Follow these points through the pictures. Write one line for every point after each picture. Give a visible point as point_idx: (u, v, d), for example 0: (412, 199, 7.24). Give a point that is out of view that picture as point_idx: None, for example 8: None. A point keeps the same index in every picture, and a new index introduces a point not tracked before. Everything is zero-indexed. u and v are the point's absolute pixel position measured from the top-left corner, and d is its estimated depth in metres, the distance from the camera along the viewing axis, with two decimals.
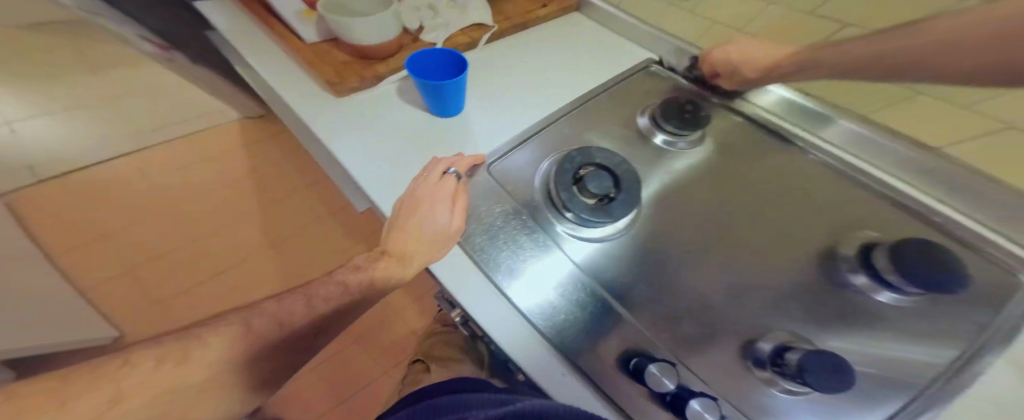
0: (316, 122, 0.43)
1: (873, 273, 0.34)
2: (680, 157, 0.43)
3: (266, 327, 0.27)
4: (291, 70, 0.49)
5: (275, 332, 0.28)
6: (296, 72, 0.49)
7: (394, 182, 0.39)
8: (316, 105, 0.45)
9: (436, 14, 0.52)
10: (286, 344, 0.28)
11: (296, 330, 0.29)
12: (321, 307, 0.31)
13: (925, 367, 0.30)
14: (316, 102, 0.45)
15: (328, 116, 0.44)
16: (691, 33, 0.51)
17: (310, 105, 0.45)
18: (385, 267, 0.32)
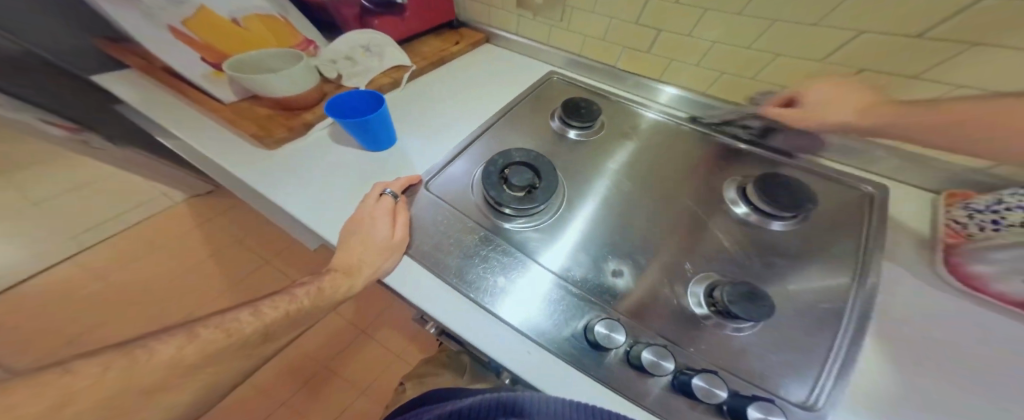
0: (250, 174, 0.45)
1: (757, 208, 0.41)
2: (589, 149, 0.50)
3: (212, 335, 0.28)
4: (221, 132, 0.51)
5: (223, 340, 0.28)
6: (224, 133, 0.51)
7: (327, 211, 0.42)
8: (247, 158, 0.47)
9: (355, 63, 0.57)
10: (231, 348, 0.28)
11: (238, 331, 0.30)
12: (270, 314, 0.32)
13: (790, 269, 0.37)
14: (246, 155, 0.48)
15: (261, 165, 0.46)
16: (576, 47, 0.60)
17: (243, 159, 0.47)
18: (336, 281, 0.35)
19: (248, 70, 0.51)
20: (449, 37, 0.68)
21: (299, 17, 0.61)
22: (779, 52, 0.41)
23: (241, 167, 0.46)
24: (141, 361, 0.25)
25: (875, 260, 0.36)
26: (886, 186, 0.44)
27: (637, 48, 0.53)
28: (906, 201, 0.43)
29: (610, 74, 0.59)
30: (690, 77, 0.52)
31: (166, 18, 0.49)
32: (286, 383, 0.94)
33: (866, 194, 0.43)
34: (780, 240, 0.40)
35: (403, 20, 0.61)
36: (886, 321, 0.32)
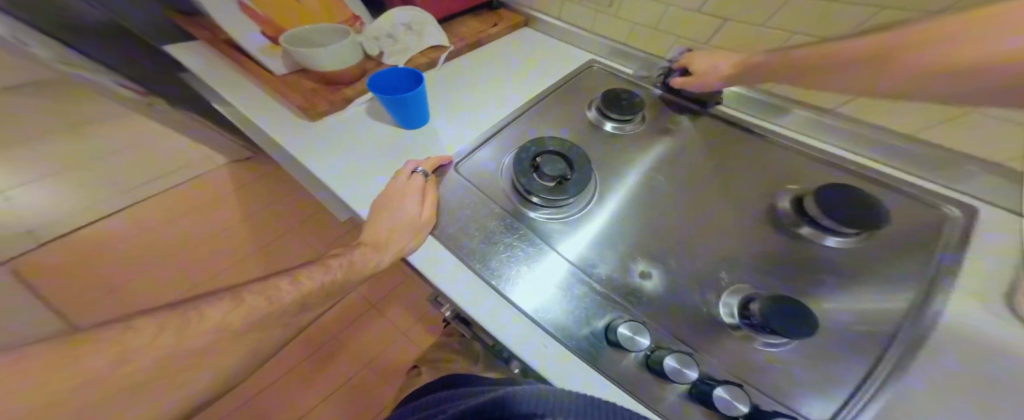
0: (294, 145, 0.47)
1: (811, 221, 0.37)
2: (627, 143, 0.47)
3: (256, 301, 0.30)
4: (269, 103, 0.53)
5: (263, 306, 0.30)
6: (273, 105, 0.53)
7: (363, 186, 0.43)
8: (291, 130, 0.49)
9: (396, 41, 0.57)
10: (272, 315, 0.30)
11: (277, 301, 0.31)
12: (307, 285, 0.34)
13: (844, 292, 0.34)
14: (291, 127, 0.50)
15: (303, 138, 0.48)
16: (622, 35, 0.57)
17: (288, 131, 0.49)
18: (366, 256, 0.36)
19: (301, 45, 0.53)
20: (489, 18, 0.67)
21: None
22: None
23: (285, 139, 0.48)
24: (194, 320, 0.26)
25: (947, 290, 0.32)
26: (970, 209, 0.38)
27: (691, 37, 0.50)
28: (995, 228, 0.37)
29: (655, 65, 0.56)
30: None
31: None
32: (309, 353, 1.00)
33: (943, 216, 0.38)
34: (835, 258, 0.36)
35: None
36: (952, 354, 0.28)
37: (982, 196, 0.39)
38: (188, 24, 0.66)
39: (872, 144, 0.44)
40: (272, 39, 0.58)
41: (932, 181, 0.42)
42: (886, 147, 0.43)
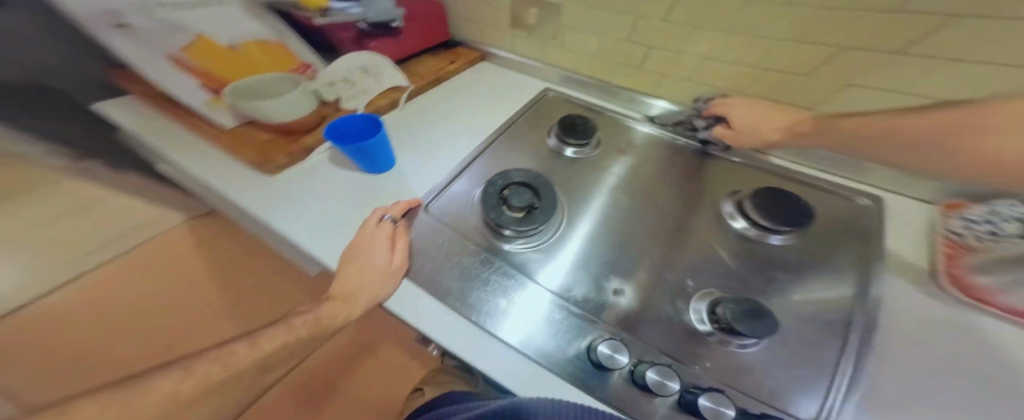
0: (251, 201, 0.45)
1: (752, 221, 0.41)
2: (587, 165, 0.50)
3: (211, 370, 0.28)
4: (221, 159, 0.51)
5: (220, 373, 0.29)
6: (225, 160, 0.51)
7: (329, 237, 0.42)
8: (248, 185, 0.47)
9: (353, 85, 0.57)
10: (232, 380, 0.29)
11: (235, 366, 0.29)
12: (267, 346, 0.32)
13: (790, 285, 0.37)
14: (247, 181, 0.48)
15: (261, 193, 0.46)
16: (570, 64, 0.61)
17: (245, 186, 0.47)
18: (334, 310, 0.35)
19: (249, 97, 0.52)
20: (445, 57, 0.70)
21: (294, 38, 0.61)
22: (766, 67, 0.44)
23: (242, 195, 0.46)
24: (141, 397, 0.25)
25: (872, 272, 0.36)
26: (878, 197, 0.44)
27: (629, 63, 0.55)
28: (896, 213, 0.43)
29: (604, 89, 0.60)
30: (684, 89, 0.53)
31: (166, 48, 0.51)
32: (292, 405, 0.94)
33: (856, 205, 0.44)
34: (781, 254, 0.40)
35: (399, 40, 0.63)
36: (894, 334, 0.32)
37: (885, 185, 0.45)
38: (122, 79, 0.62)
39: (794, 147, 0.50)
40: (215, 91, 0.55)
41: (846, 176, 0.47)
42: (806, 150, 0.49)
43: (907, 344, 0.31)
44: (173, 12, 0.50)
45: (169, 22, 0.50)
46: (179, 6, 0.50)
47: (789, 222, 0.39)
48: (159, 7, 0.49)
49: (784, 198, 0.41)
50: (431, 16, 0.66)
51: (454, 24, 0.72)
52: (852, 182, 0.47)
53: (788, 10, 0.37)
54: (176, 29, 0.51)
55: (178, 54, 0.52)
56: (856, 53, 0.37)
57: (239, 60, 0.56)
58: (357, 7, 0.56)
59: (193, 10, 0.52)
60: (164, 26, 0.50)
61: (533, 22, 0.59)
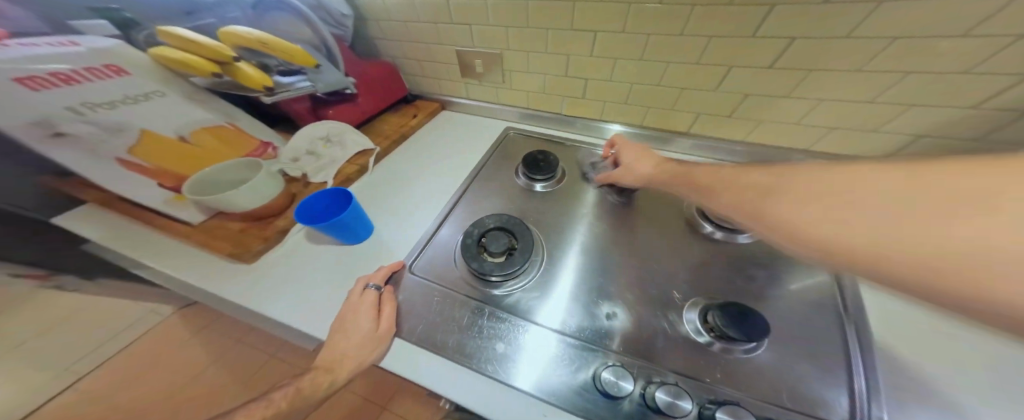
0: (233, 294, 0.44)
1: (716, 224, 0.44)
2: (557, 197, 0.53)
3: None
4: (193, 254, 0.49)
5: None
6: (197, 255, 0.49)
7: (312, 315, 0.40)
8: (225, 279, 0.46)
9: (318, 156, 0.58)
10: None
11: None
12: None
13: (764, 280, 0.39)
14: (224, 276, 0.46)
15: (242, 281, 0.45)
16: (523, 101, 0.65)
17: (224, 278, 0.46)
18: (317, 380, 0.33)
19: (206, 192, 0.48)
20: (406, 114, 0.73)
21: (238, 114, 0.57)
22: (683, 87, 0.49)
23: (225, 287, 0.45)
24: None
25: None
26: None
27: (575, 95, 0.59)
28: None
29: (558, 119, 0.64)
30: (629, 112, 0.57)
31: (110, 152, 0.44)
32: None
33: None
34: (749, 250, 0.43)
35: (356, 105, 0.66)
36: (875, 313, 0.35)
37: None
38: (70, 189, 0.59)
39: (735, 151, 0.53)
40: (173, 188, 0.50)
41: None
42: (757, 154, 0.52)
43: (885, 319, 0.35)
44: (107, 112, 0.43)
45: (106, 125, 0.43)
46: (113, 103, 0.43)
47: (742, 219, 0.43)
48: (89, 110, 0.41)
49: None
50: (384, 79, 0.70)
51: (410, 81, 0.76)
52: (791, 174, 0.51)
53: (680, 40, 0.43)
54: (117, 130, 0.44)
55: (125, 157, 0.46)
56: (800, 52, 0.39)
57: (197, 154, 0.51)
58: (305, 80, 0.57)
59: (131, 106, 0.45)
60: (101, 130, 0.43)
61: (480, 70, 0.63)
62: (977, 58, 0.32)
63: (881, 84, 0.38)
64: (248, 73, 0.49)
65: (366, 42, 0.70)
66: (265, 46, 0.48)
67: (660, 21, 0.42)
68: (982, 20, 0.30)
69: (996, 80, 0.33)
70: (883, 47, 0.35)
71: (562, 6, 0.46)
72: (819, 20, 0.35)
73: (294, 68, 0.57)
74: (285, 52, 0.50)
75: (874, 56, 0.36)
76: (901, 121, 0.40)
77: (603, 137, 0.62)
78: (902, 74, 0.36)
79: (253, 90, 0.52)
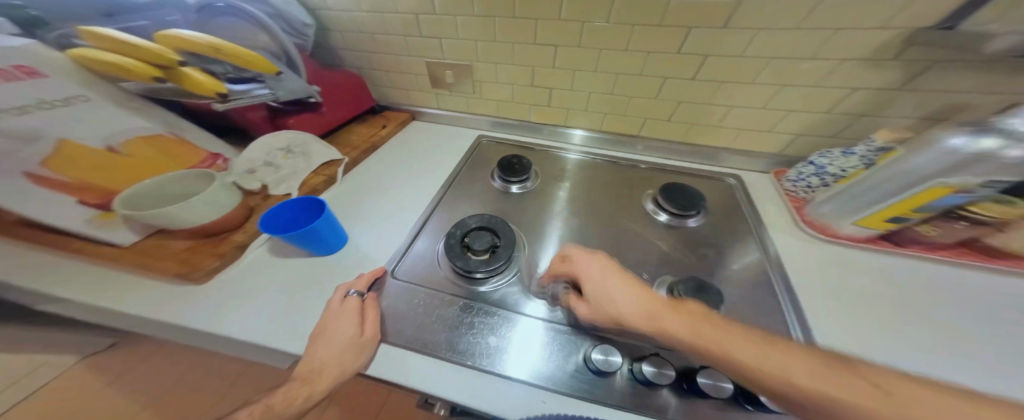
0: (182, 319, 0.39)
1: (670, 211, 0.52)
2: (532, 198, 0.57)
3: None
4: (130, 281, 0.43)
5: None
6: (134, 281, 0.43)
7: (284, 330, 0.37)
8: (172, 304, 0.40)
9: (278, 168, 0.55)
10: None
11: None
12: None
13: (709, 255, 0.47)
14: (170, 301, 0.41)
15: (195, 304, 0.40)
16: (493, 111, 0.69)
17: (169, 303, 0.40)
18: (294, 392, 0.31)
19: (142, 207, 0.43)
20: (375, 126, 0.73)
21: (181, 124, 0.52)
22: (631, 96, 0.57)
23: (172, 313, 0.39)
24: None
25: (746, 232, 0.50)
26: (742, 175, 0.60)
27: (540, 103, 0.64)
28: (759, 184, 0.58)
29: (526, 127, 0.70)
30: (589, 119, 0.64)
31: (14, 166, 0.37)
32: None
33: (738, 181, 0.58)
34: (694, 231, 0.51)
35: (320, 114, 0.64)
36: (797, 274, 0.43)
37: (747, 167, 0.61)
38: None
39: (675, 151, 0.63)
40: (99, 204, 0.44)
41: (711, 165, 0.62)
42: (695, 153, 0.62)
43: (810, 281, 0.42)
44: (16, 118, 0.36)
45: (12, 133, 0.36)
46: (26, 108, 0.37)
47: (688, 206, 0.51)
48: None
49: (681, 188, 0.53)
50: (349, 89, 0.69)
51: (376, 91, 0.76)
52: (721, 169, 0.61)
53: (624, 55, 0.51)
54: (28, 139, 0.37)
55: (39, 171, 0.39)
56: (712, 67, 0.48)
57: (128, 167, 0.46)
58: (263, 86, 0.55)
59: (47, 112, 0.38)
60: (6, 139, 0.36)
61: (450, 81, 0.66)
62: (821, 76, 0.44)
63: (770, 95, 0.49)
64: (197, 78, 0.45)
65: (329, 52, 0.69)
66: (217, 52, 0.44)
67: (604, 39, 0.50)
68: (820, 47, 0.42)
69: (843, 92, 0.45)
70: (763, 65, 0.46)
71: (525, 24, 0.52)
72: (720, 42, 0.45)
73: (249, 75, 0.52)
74: (240, 59, 0.47)
75: (762, 72, 0.47)
76: (785, 124, 0.52)
77: (567, 143, 0.69)
78: (780, 86, 0.47)
79: (204, 96, 0.49)
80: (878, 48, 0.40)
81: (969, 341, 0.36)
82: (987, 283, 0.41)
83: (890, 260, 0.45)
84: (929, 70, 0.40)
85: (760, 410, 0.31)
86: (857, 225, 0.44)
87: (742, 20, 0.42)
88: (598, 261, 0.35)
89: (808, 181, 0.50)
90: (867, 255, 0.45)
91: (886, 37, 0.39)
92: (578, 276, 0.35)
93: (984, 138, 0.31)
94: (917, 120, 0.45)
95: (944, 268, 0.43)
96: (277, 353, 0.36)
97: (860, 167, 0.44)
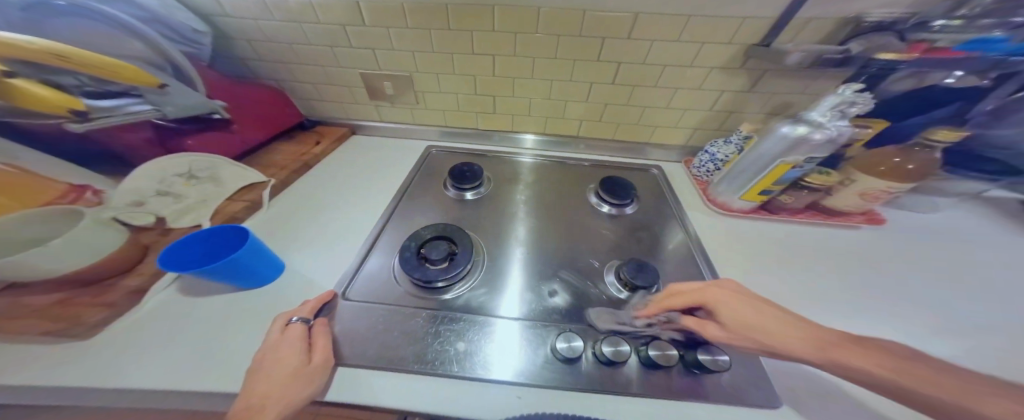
0: (53, 387, 0.30)
1: (610, 202, 0.58)
2: (488, 201, 0.58)
3: None
4: None
5: None
6: None
7: (204, 378, 0.31)
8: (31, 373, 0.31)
9: (180, 197, 0.46)
10: None
11: None
12: None
13: (646, 236, 0.54)
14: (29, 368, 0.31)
15: (69, 367, 0.31)
16: (441, 120, 0.69)
17: (25, 369, 0.30)
18: None
19: None
20: (305, 144, 0.66)
21: (30, 149, 0.41)
22: (565, 100, 0.63)
23: (31, 385, 0.30)
24: None
25: (671, 212, 0.59)
26: (663, 166, 0.71)
27: (485, 111, 0.67)
28: (676, 173, 0.69)
29: (475, 134, 0.71)
30: (531, 123, 0.68)
31: None
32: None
33: (660, 170, 0.68)
34: (633, 217, 0.58)
35: (232, 131, 0.56)
36: (711, 245, 0.53)
37: (665, 159, 0.72)
38: None
39: (608, 150, 0.71)
40: None
41: (637, 159, 0.72)
42: (624, 149, 0.71)
43: (720, 249, 0.52)
44: None
45: None
46: None
47: (624, 193, 0.58)
48: None
49: (616, 180, 0.60)
50: (269, 103, 0.62)
51: (305, 105, 0.70)
52: (646, 161, 0.71)
53: (554, 63, 0.56)
54: None
55: None
56: (624, 73, 0.56)
57: None
58: (144, 101, 0.46)
59: None
60: None
61: (391, 92, 0.64)
62: (700, 81, 0.56)
63: (671, 96, 0.59)
64: (36, 94, 0.36)
65: (239, 61, 0.61)
66: (61, 61, 0.35)
67: (533, 49, 0.55)
68: (694, 57, 0.53)
69: (719, 94, 0.57)
70: (658, 72, 0.56)
71: (461, 36, 0.54)
72: (627, 54, 0.53)
73: (115, 89, 0.43)
74: (105, 70, 0.39)
75: (660, 76, 0.56)
76: (684, 120, 0.63)
77: (514, 147, 0.72)
78: (676, 89, 0.58)
79: (54, 114, 0.39)
80: (730, 59, 0.52)
81: (829, 283, 0.47)
82: (830, 233, 0.56)
83: (774, 225, 0.57)
84: (766, 76, 0.54)
85: (705, 372, 0.36)
86: (743, 200, 0.55)
87: (642, 34, 0.50)
88: (732, 291, 0.35)
89: (707, 166, 0.62)
90: (756, 221, 0.57)
91: (734, 51, 0.51)
92: (710, 303, 0.35)
93: (799, 126, 0.43)
94: (767, 115, 0.59)
95: (803, 226, 0.57)
96: (202, 403, 0.31)
97: (738, 151, 0.56)
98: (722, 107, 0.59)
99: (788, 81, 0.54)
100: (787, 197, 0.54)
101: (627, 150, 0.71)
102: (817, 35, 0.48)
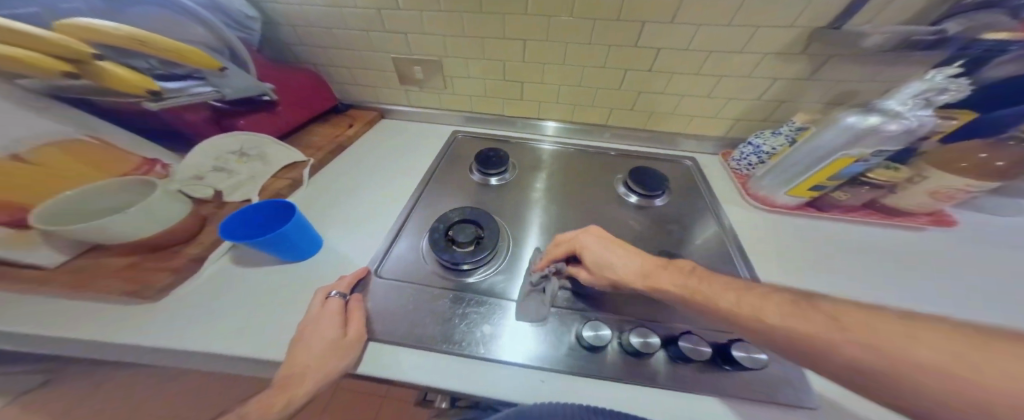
0: (134, 340, 0.34)
1: (638, 192, 0.56)
2: (512, 188, 0.58)
3: None
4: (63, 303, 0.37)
5: None
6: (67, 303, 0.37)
7: (255, 342, 0.34)
8: (116, 326, 0.36)
9: (231, 173, 0.50)
10: None
11: None
12: None
13: (675, 229, 0.52)
14: (114, 322, 0.36)
15: (146, 324, 0.36)
16: (467, 106, 0.70)
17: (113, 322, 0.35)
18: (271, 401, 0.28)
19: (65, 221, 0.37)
20: (340, 127, 0.69)
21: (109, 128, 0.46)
22: (598, 88, 0.60)
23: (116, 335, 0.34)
24: None
25: (704, 206, 0.56)
26: (697, 157, 0.67)
27: (512, 98, 0.66)
28: (711, 165, 0.65)
29: (500, 120, 0.71)
30: (558, 110, 0.67)
31: None
32: None
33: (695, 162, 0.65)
34: (662, 209, 0.56)
35: (275, 114, 0.59)
36: (749, 242, 0.49)
37: (700, 150, 0.67)
38: None
39: (638, 139, 0.68)
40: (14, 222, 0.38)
41: (670, 149, 0.68)
42: (655, 139, 0.68)
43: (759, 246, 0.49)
44: None
45: None
46: None
47: (654, 184, 0.55)
48: None
49: (646, 170, 0.58)
50: (308, 88, 0.65)
51: (339, 90, 0.72)
52: (680, 152, 0.68)
53: (588, 48, 0.54)
54: None
55: None
56: (665, 60, 0.53)
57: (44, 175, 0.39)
58: (205, 83, 0.50)
59: None
60: None
61: (420, 77, 0.65)
62: (750, 66, 0.51)
63: (716, 84, 0.55)
64: (118, 74, 0.39)
65: (281, 47, 0.64)
66: (142, 45, 0.39)
67: (569, 34, 0.53)
68: (748, 40, 0.48)
69: (770, 81, 0.53)
70: (704, 57, 0.52)
71: (492, 20, 0.53)
72: (671, 38, 0.50)
73: (181, 72, 0.47)
74: (176, 53, 0.42)
75: (705, 62, 0.52)
76: (726, 110, 0.59)
77: (539, 134, 0.71)
78: (721, 76, 0.54)
79: (131, 95, 0.43)
80: (790, 42, 0.47)
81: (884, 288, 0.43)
82: (888, 234, 0.51)
83: (821, 223, 0.52)
84: (831, 62, 0.48)
85: (737, 369, 0.35)
86: (789, 195, 0.51)
87: (691, 16, 0.47)
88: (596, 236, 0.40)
89: (749, 159, 0.58)
90: (801, 219, 0.53)
91: (796, 34, 0.46)
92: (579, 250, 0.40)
93: (870, 115, 0.39)
94: (824, 104, 0.54)
95: (856, 227, 0.52)
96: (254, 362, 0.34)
97: (786, 143, 0.52)
98: (772, 95, 0.54)
99: (854, 67, 0.48)
100: (841, 194, 0.50)
101: (659, 139, 0.68)
102: (901, 15, 0.42)
